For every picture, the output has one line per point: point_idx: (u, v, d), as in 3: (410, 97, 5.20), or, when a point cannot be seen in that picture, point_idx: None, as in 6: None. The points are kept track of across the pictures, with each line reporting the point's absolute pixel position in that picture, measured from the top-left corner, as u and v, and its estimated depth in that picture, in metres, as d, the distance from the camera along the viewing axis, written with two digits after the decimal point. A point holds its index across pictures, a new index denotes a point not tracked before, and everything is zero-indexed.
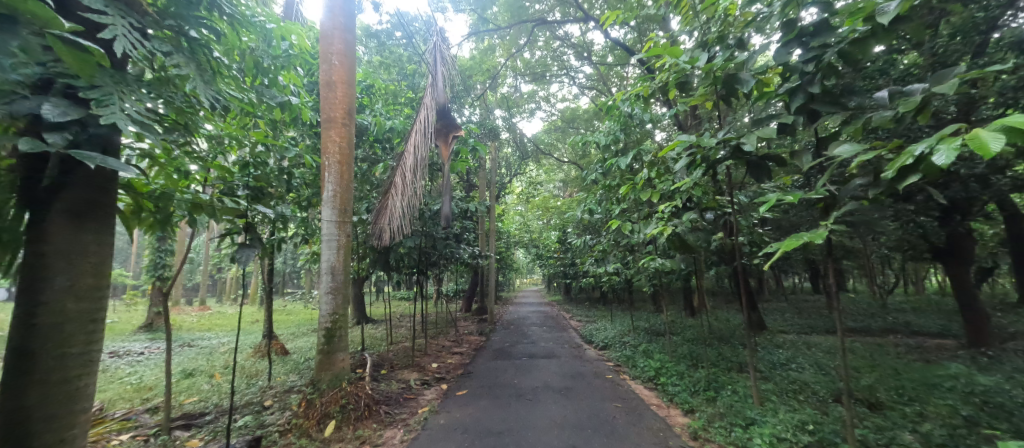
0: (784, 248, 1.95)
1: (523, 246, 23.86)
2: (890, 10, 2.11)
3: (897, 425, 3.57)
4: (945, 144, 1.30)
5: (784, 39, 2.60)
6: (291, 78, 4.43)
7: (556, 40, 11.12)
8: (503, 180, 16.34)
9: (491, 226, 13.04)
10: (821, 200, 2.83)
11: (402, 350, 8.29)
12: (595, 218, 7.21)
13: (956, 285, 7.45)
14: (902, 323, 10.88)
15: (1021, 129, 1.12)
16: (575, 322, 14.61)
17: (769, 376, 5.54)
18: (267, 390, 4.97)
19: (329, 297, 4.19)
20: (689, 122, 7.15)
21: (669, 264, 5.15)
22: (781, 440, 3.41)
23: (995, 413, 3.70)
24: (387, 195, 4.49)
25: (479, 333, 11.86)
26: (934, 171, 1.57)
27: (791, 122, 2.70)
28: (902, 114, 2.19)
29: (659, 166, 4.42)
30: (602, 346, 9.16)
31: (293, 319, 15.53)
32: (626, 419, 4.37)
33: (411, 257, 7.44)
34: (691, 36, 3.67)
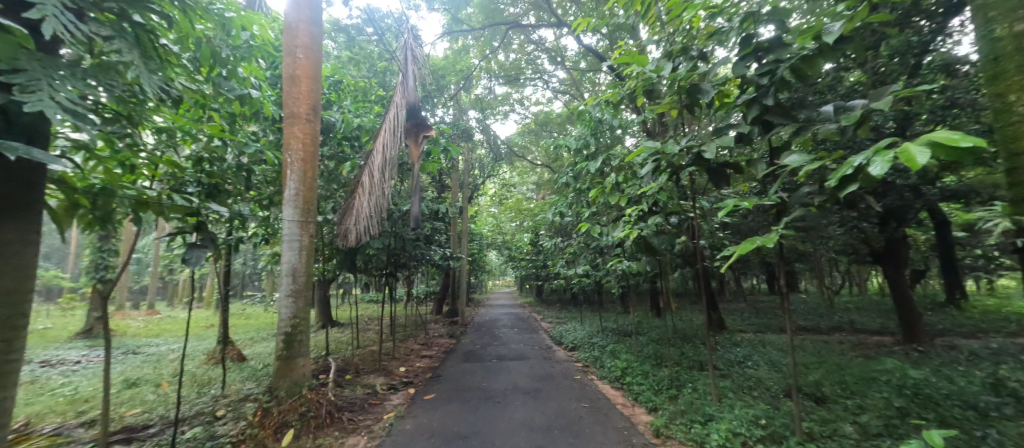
0: (740, 251, 2.04)
1: (495, 248, 23.90)
2: (836, 31, 2.28)
3: (840, 417, 3.83)
4: (880, 156, 1.39)
5: (741, 53, 2.75)
6: (252, 70, 4.23)
7: (530, 43, 11.21)
8: (476, 182, 16.18)
9: (464, 227, 12.94)
10: (775, 206, 2.99)
11: (369, 354, 8.07)
12: (566, 221, 7.30)
13: (893, 286, 8.08)
14: (847, 321, 11.68)
15: (944, 143, 1.22)
16: (545, 324, 14.71)
17: (727, 374, 5.80)
18: (220, 399, 4.69)
19: (289, 300, 4.00)
20: (657, 129, 7.39)
21: (635, 266, 5.32)
22: (737, 435, 3.57)
23: (924, 404, 4.04)
24: (354, 195, 4.34)
25: (449, 335, 11.71)
26: (870, 181, 1.70)
27: (747, 132, 2.85)
28: (845, 128, 2.35)
29: (627, 171, 4.52)
30: (572, 347, 9.28)
31: (252, 322, 14.75)
32: (593, 419, 4.43)
33: (379, 258, 7.25)
34: (659, 47, 3.78)
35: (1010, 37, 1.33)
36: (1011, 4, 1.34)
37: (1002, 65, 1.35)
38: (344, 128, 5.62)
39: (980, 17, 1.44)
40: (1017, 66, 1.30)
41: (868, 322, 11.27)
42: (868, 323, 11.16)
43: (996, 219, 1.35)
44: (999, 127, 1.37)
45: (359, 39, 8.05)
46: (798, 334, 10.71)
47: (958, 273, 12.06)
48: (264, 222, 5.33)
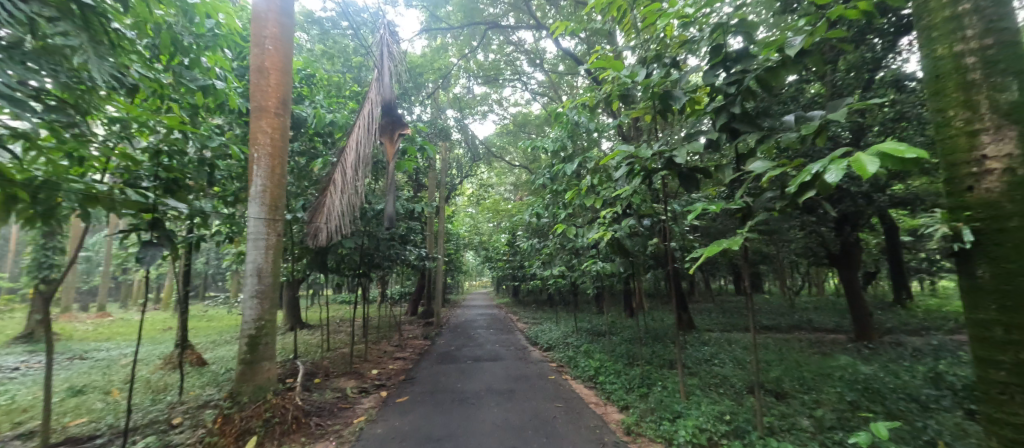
0: (707, 253, 2.12)
1: (473, 248, 23.76)
2: (797, 45, 2.41)
3: (798, 412, 4.03)
4: (835, 164, 1.48)
5: (711, 63, 2.86)
6: (217, 60, 4.04)
7: (509, 44, 11.24)
8: (453, 181, 15.63)
9: (440, 227, 12.82)
10: (741, 210, 3.12)
11: (339, 357, 7.85)
12: (543, 222, 7.34)
13: (848, 287, 8.57)
14: (806, 320, 12.30)
15: (892, 154, 1.31)
16: (521, 324, 14.75)
17: (695, 372, 5.99)
18: (177, 407, 4.45)
19: (254, 302, 3.83)
20: (632, 133, 7.55)
21: (609, 267, 5.41)
22: (703, 431, 3.70)
23: (872, 397, 4.31)
24: (324, 193, 4.19)
25: (424, 336, 11.56)
26: (827, 188, 1.79)
27: (716, 138, 2.95)
28: (805, 137, 2.47)
29: (601, 174, 4.60)
30: (547, 347, 9.34)
31: (213, 325, 14.03)
32: (566, 418, 4.48)
33: (352, 258, 7.07)
34: (635, 52, 3.85)
35: (950, 57, 1.43)
36: (950, 26, 1.44)
37: (943, 83, 1.45)
38: (315, 124, 5.43)
39: (924, 37, 1.54)
40: (956, 83, 1.41)
41: (825, 321, 11.91)
42: (825, 322, 11.79)
43: (935, 225, 1.45)
44: (940, 140, 1.47)
45: (333, 32, 7.83)
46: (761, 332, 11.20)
47: (905, 275, 12.93)
48: (229, 220, 5.10)
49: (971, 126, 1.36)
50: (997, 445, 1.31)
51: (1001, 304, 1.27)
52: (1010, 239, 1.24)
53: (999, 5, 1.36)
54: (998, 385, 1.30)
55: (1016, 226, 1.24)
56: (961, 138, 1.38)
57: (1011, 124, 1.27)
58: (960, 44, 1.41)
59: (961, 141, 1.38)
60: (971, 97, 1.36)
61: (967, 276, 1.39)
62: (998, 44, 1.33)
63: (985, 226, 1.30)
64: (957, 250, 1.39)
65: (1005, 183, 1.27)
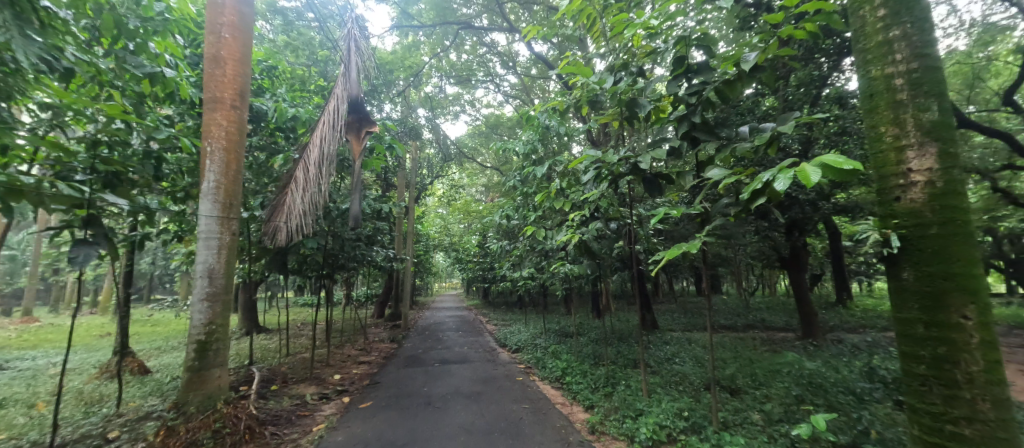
0: (668, 256, 2.20)
1: (443, 250, 23.50)
2: (751, 61, 2.56)
3: (749, 406, 4.26)
4: (783, 174, 1.57)
5: (674, 73, 2.98)
6: (167, 46, 3.77)
7: (482, 45, 11.24)
8: (424, 181, 15.49)
9: (409, 228, 12.58)
10: (700, 215, 3.26)
11: (299, 363, 7.51)
12: (513, 224, 7.37)
13: (796, 288, 9.14)
14: (759, 319, 13.02)
15: (832, 165, 1.41)
16: (490, 326, 14.72)
17: (657, 370, 6.20)
18: (114, 419, 4.11)
19: (204, 305, 3.59)
20: (601, 138, 7.71)
21: (577, 269, 5.52)
22: (663, 427, 3.83)
23: (815, 391, 4.62)
24: (284, 190, 3.98)
25: (391, 339, 11.29)
26: (776, 195, 1.91)
27: (678, 146, 3.08)
28: (759, 147, 2.62)
29: (570, 178, 4.67)
30: (515, 349, 9.35)
31: (158, 331, 13.05)
32: (532, 419, 4.51)
33: (314, 259, 6.79)
34: (604, 59, 3.94)
35: (881, 78, 1.56)
36: (883, 50, 1.57)
37: (875, 102, 1.58)
38: (276, 119, 5.19)
39: (860, 58, 1.67)
40: (887, 102, 1.54)
41: (776, 321, 12.66)
42: (776, 321, 12.54)
43: (868, 232, 1.58)
44: (873, 154, 1.60)
45: (298, 24, 7.52)
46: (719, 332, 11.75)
47: (847, 277, 13.97)
48: (177, 217, 4.77)
49: (899, 142, 1.49)
50: (920, 433, 1.44)
51: (923, 303, 1.40)
52: (930, 246, 1.38)
53: (924, 33, 1.50)
54: (920, 377, 1.43)
55: (935, 234, 1.38)
56: (890, 154, 1.51)
57: (933, 141, 1.41)
58: (891, 66, 1.54)
59: (891, 156, 1.51)
60: (899, 116, 1.50)
61: (894, 279, 1.53)
62: (922, 68, 1.47)
63: (910, 233, 1.44)
64: (886, 254, 1.52)
65: (927, 194, 1.41)
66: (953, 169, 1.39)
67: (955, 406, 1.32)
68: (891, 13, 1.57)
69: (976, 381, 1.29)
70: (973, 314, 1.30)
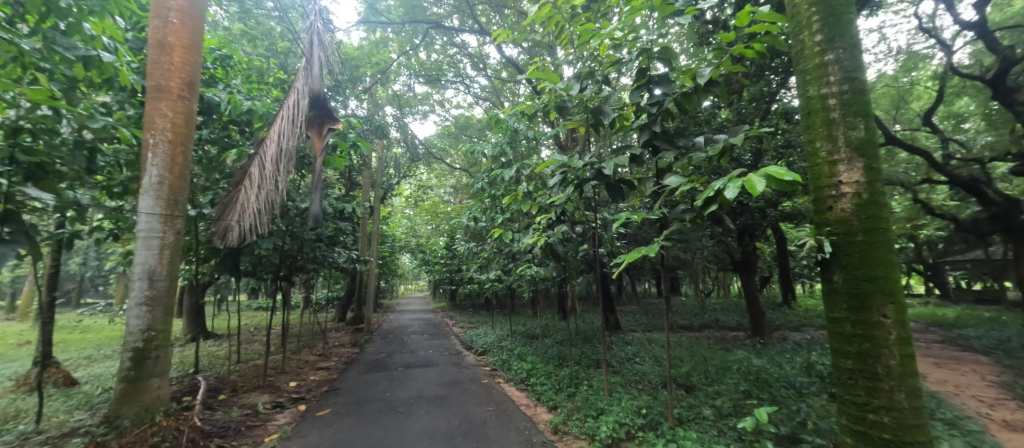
0: (628, 259, 2.29)
1: (409, 252, 23.00)
2: (706, 75, 2.72)
3: (702, 402, 4.47)
4: (732, 183, 1.68)
5: (637, 83, 3.10)
6: (105, 28, 3.47)
7: (452, 46, 11.16)
8: (390, 181, 15.14)
9: (374, 229, 12.25)
10: (659, 219, 3.40)
11: (251, 370, 7.11)
12: (480, 226, 7.35)
13: (747, 290, 9.69)
14: (714, 320, 13.71)
15: (775, 176, 1.52)
16: (456, 329, 14.58)
17: (619, 370, 6.39)
18: (32, 437, 3.71)
19: (142, 309, 3.31)
20: (569, 143, 7.87)
21: (543, 271, 5.61)
22: (621, 425, 3.95)
23: (761, 386, 4.93)
24: (237, 187, 3.72)
25: (352, 343, 10.92)
26: (726, 203, 2.04)
27: (639, 153, 3.21)
28: (713, 157, 2.78)
29: (537, 181, 4.73)
30: (481, 352, 9.31)
31: (89, 338, 11.90)
32: (496, 422, 4.51)
33: (270, 260, 6.45)
34: (572, 66, 4.03)
35: (818, 97, 1.70)
36: (819, 72, 1.71)
37: (812, 119, 1.72)
38: (230, 111, 4.85)
39: (800, 79, 1.82)
40: (822, 120, 1.68)
41: (728, 320, 13.39)
42: (728, 321, 13.25)
43: (805, 238, 1.71)
44: (810, 167, 1.75)
45: (256, 12, 7.14)
46: (677, 332, 12.25)
47: (791, 280, 15.00)
48: (114, 215, 4.39)
49: (832, 157, 1.63)
50: (846, 421, 1.59)
51: (850, 303, 1.53)
52: (857, 251, 1.52)
53: (853, 58, 1.65)
54: (848, 371, 1.56)
55: (861, 241, 1.52)
56: (824, 167, 1.66)
57: (860, 157, 1.56)
58: (826, 87, 1.68)
59: (824, 169, 1.65)
60: (832, 133, 1.64)
61: (826, 282, 1.67)
62: (852, 90, 1.62)
63: (840, 240, 1.57)
64: (820, 258, 1.66)
65: (855, 204, 1.55)
66: (876, 182, 1.54)
67: (877, 396, 1.46)
68: (825, 39, 1.71)
69: (893, 373, 1.44)
70: (892, 312, 1.45)
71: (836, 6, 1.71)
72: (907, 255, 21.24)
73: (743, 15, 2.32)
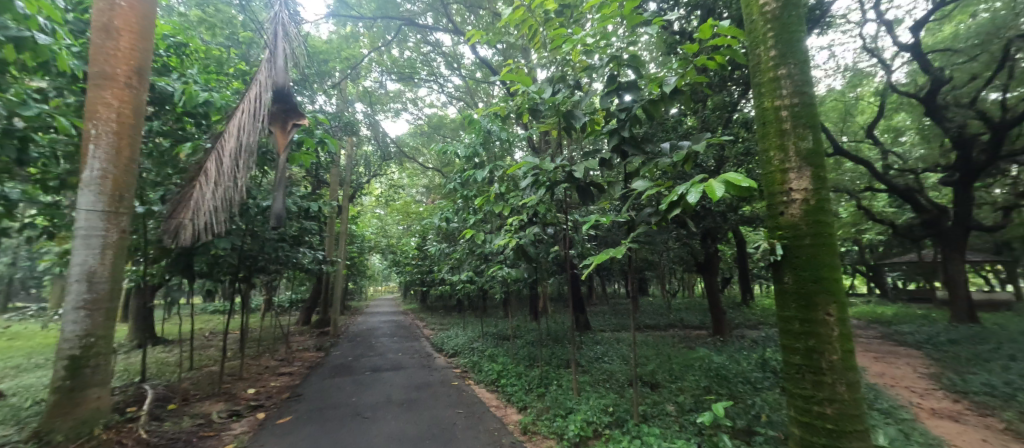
0: (596, 261, 2.35)
1: (379, 252, 22.48)
2: (671, 84, 2.82)
3: (666, 398, 4.62)
4: (694, 187, 1.75)
5: (608, 89, 3.18)
6: (40, 7, 3.18)
7: (426, 44, 11.03)
8: (360, 180, 14.75)
9: (342, 228, 11.89)
10: (627, 222, 3.49)
11: (205, 377, 6.70)
12: (453, 227, 7.28)
13: (710, 290, 10.11)
14: (678, 319, 14.22)
15: (732, 182, 1.60)
16: (427, 331, 14.36)
17: (588, 369, 6.51)
18: None
19: (77, 314, 3.03)
20: (542, 145, 7.95)
21: (514, 272, 5.64)
22: (589, 423, 4.01)
23: (720, 382, 5.15)
24: (191, 183, 3.47)
25: (317, 347, 10.53)
26: (688, 206, 2.12)
27: (609, 157, 3.29)
28: (677, 163, 2.88)
29: (509, 183, 4.74)
30: (452, 354, 9.23)
31: (17, 346, 10.81)
32: (465, 424, 4.48)
33: (228, 261, 6.11)
34: (545, 70, 4.08)
35: (772, 109, 1.81)
36: (773, 85, 1.82)
37: (767, 128, 1.83)
38: (184, 102, 4.56)
39: (756, 91, 1.92)
40: (775, 130, 1.78)
41: (692, 320, 13.93)
42: (692, 320, 13.78)
43: (759, 241, 1.81)
44: (764, 175, 1.85)
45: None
46: (644, 331, 12.62)
47: (750, 280, 15.80)
48: (49, 210, 4.04)
49: (784, 165, 1.73)
50: (795, 413, 1.69)
51: (799, 302, 1.64)
52: (804, 253, 1.62)
53: (803, 74, 1.76)
54: (797, 365, 1.66)
55: (808, 244, 1.62)
56: (777, 174, 1.76)
57: (808, 166, 1.67)
58: (779, 99, 1.79)
59: (777, 176, 1.75)
60: (783, 142, 1.74)
61: (777, 282, 1.77)
62: (802, 103, 1.73)
63: (790, 243, 1.68)
64: (772, 261, 1.75)
65: (803, 210, 1.65)
66: (823, 189, 1.65)
67: (821, 389, 1.57)
68: (778, 54, 1.82)
69: (835, 367, 1.55)
70: (834, 311, 1.56)
71: (789, 24, 1.82)
72: (852, 257, 22.90)
73: (706, 29, 2.43)
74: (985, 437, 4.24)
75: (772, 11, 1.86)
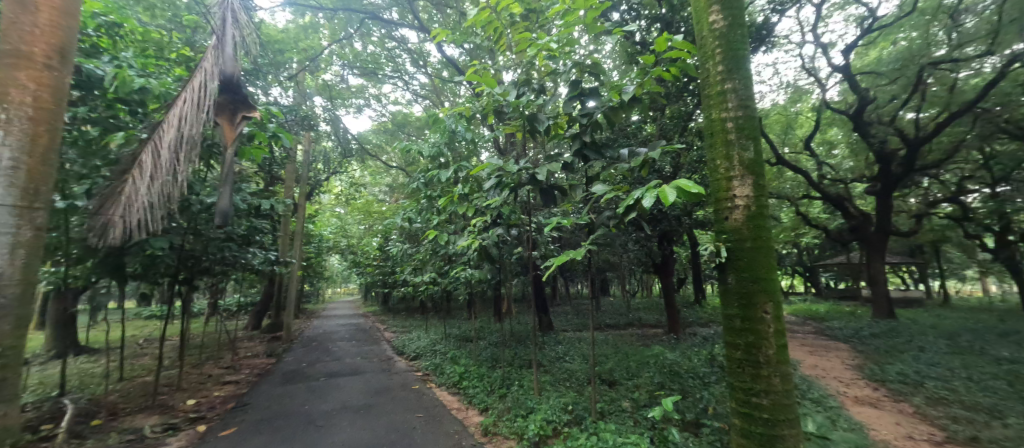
0: (557, 262, 2.39)
1: (338, 253, 21.61)
2: (630, 93, 2.93)
3: (623, 395, 4.79)
4: (648, 193, 1.82)
5: (571, 94, 3.24)
6: None
7: (391, 39, 10.69)
8: (318, 177, 14.11)
9: (297, 227, 11.32)
10: (587, 225, 3.58)
11: (136, 389, 6.14)
12: (415, 227, 7.15)
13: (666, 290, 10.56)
14: (636, 318, 14.76)
15: (682, 188, 1.69)
16: (388, 334, 13.97)
17: (549, 369, 6.60)
18: None
19: None
20: (507, 146, 8.00)
21: (477, 273, 5.64)
22: (549, 422, 4.08)
23: (673, 377, 5.40)
24: (123, 176, 3.13)
25: (268, 353, 9.96)
26: (643, 211, 2.21)
27: (571, 161, 3.35)
28: (634, 169, 2.99)
29: (473, 183, 4.71)
30: (413, 357, 9.04)
31: None
32: (425, 428, 4.41)
33: (165, 262, 5.64)
34: (510, 72, 4.09)
35: (719, 120, 1.92)
36: (720, 98, 1.94)
37: (714, 138, 1.94)
38: (115, 88, 4.14)
39: (706, 104, 2.04)
40: (721, 141, 1.90)
41: (649, 319, 14.50)
42: (649, 319, 14.34)
43: (707, 244, 1.92)
44: (712, 182, 1.96)
45: None
46: (604, 330, 12.97)
47: (702, 281, 16.68)
48: None
49: (729, 173, 1.85)
50: (736, 404, 1.81)
51: (740, 301, 1.75)
52: (746, 256, 1.75)
53: (746, 89, 1.89)
54: (738, 359, 1.77)
55: (750, 246, 1.75)
56: (722, 182, 1.88)
57: (750, 175, 1.80)
58: (725, 112, 1.91)
59: (723, 184, 1.87)
60: (729, 152, 1.86)
61: (723, 282, 1.88)
62: (745, 116, 1.86)
63: (733, 246, 1.80)
64: (718, 263, 1.87)
65: (745, 215, 1.78)
66: (761, 197, 1.79)
67: (759, 382, 1.69)
68: (726, 70, 1.94)
69: (771, 361, 1.67)
70: (771, 309, 1.70)
71: (735, 42, 1.95)
72: (791, 259, 24.80)
73: (661, 42, 2.55)
74: (898, 420, 4.72)
75: (719, 28, 1.98)
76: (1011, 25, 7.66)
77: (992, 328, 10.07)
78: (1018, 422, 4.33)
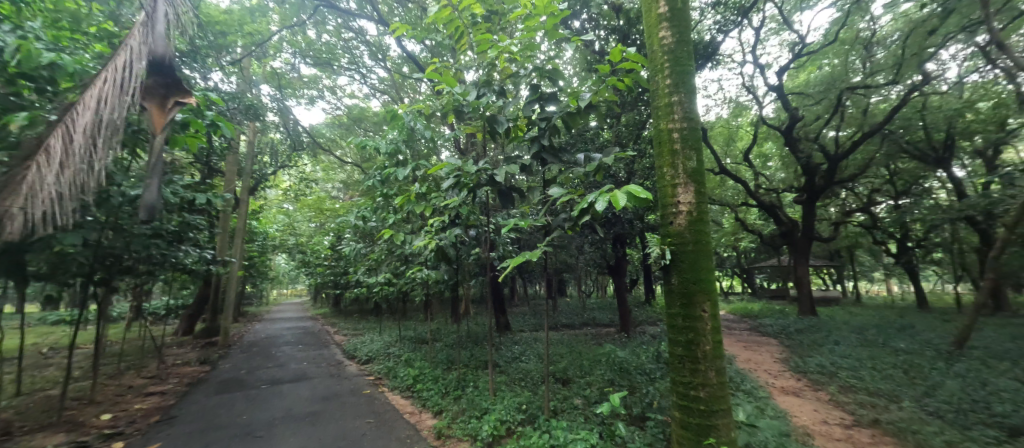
0: (512, 264, 2.40)
1: (284, 252, 20.36)
2: (586, 99, 3.01)
3: (575, 393, 4.92)
4: (601, 197, 1.89)
5: (531, 98, 3.28)
6: None
7: (348, 30, 10.26)
8: (264, 171, 13.22)
9: (238, 223, 10.53)
10: (544, 227, 3.63)
11: (38, 404, 5.42)
12: (369, 226, 6.90)
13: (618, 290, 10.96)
14: (590, 318, 15.21)
15: (632, 193, 1.77)
16: (338, 337, 13.37)
17: (505, 369, 6.64)
18: None
19: None
20: (467, 147, 7.95)
21: (434, 274, 5.55)
22: (502, 422, 4.10)
23: (623, 374, 5.63)
24: (24, 162, 2.73)
25: (201, 360, 9.16)
26: (595, 214, 2.28)
27: (528, 164, 3.39)
28: (589, 174, 3.07)
29: (432, 183, 4.63)
30: (364, 360, 8.71)
31: None
32: (375, 434, 4.27)
33: (78, 260, 5.02)
34: (471, 72, 4.08)
35: (666, 130, 2.04)
36: (667, 110, 2.05)
37: (662, 147, 2.06)
38: (18, 62, 3.64)
39: (654, 114, 2.15)
40: (668, 150, 2.02)
41: (602, 318, 15.00)
42: (602, 319, 14.84)
43: (654, 246, 2.04)
44: (660, 188, 2.07)
45: None
46: (560, 330, 13.25)
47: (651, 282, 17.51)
48: None
49: (675, 180, 1.96)
50: (676, 397, 1.93)
51: (683, 301, 1.87)
52: (687, 258, 1.87)
53: (690, 102, 2.02)
54: (679, 354, 1.89)
55: (691, 249, 1.87)
56: (669, 188, 1.99)
57: (692, 183, 1.93)
58: (672, 123, 2.03)
59: (669, 190, 1.98)
60: (674, 160, 1.98)
61: (667, 282, 2.00)
62: (689, 127, 1.99)
63: (677, 249, 1.91)
64: (663, 264, 1.98)
65: (688, 220, 1.90)
66: (702, 203, 1.92)
67: (697, 376, 1.81)
68: (672, 84, 2.06)
69: (708, 356, 1.80)
70: (708, 307, 1.83)
71: (681, 58, 2.07)
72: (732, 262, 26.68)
73: (616, 53, 2.65)
74: (816, 407, 5.24)
75: (668, 44, 2.10)
76: (912, 59, 8.79)
77: (893, 323, 11.45)
78: (911, 405, 4.96)
